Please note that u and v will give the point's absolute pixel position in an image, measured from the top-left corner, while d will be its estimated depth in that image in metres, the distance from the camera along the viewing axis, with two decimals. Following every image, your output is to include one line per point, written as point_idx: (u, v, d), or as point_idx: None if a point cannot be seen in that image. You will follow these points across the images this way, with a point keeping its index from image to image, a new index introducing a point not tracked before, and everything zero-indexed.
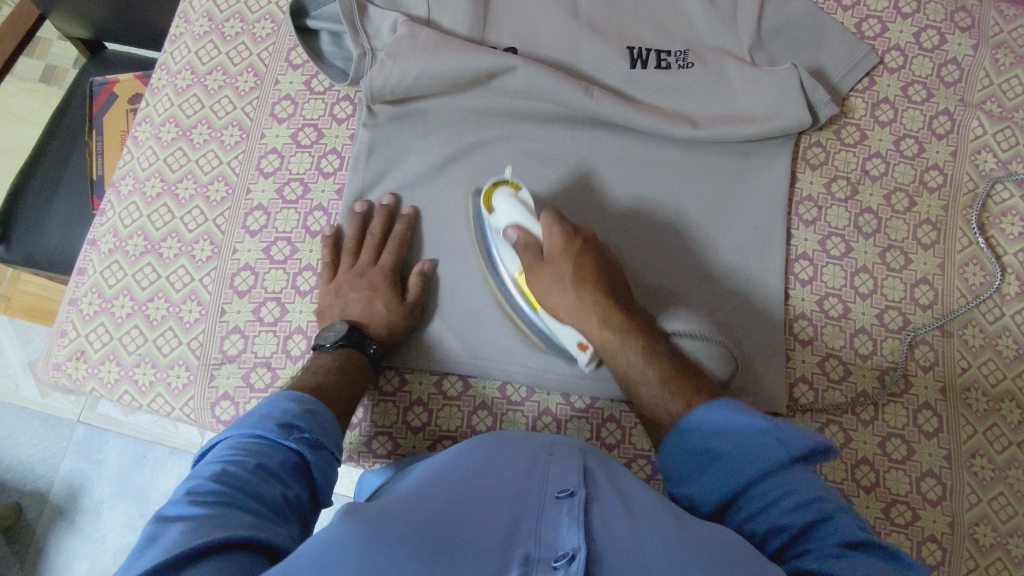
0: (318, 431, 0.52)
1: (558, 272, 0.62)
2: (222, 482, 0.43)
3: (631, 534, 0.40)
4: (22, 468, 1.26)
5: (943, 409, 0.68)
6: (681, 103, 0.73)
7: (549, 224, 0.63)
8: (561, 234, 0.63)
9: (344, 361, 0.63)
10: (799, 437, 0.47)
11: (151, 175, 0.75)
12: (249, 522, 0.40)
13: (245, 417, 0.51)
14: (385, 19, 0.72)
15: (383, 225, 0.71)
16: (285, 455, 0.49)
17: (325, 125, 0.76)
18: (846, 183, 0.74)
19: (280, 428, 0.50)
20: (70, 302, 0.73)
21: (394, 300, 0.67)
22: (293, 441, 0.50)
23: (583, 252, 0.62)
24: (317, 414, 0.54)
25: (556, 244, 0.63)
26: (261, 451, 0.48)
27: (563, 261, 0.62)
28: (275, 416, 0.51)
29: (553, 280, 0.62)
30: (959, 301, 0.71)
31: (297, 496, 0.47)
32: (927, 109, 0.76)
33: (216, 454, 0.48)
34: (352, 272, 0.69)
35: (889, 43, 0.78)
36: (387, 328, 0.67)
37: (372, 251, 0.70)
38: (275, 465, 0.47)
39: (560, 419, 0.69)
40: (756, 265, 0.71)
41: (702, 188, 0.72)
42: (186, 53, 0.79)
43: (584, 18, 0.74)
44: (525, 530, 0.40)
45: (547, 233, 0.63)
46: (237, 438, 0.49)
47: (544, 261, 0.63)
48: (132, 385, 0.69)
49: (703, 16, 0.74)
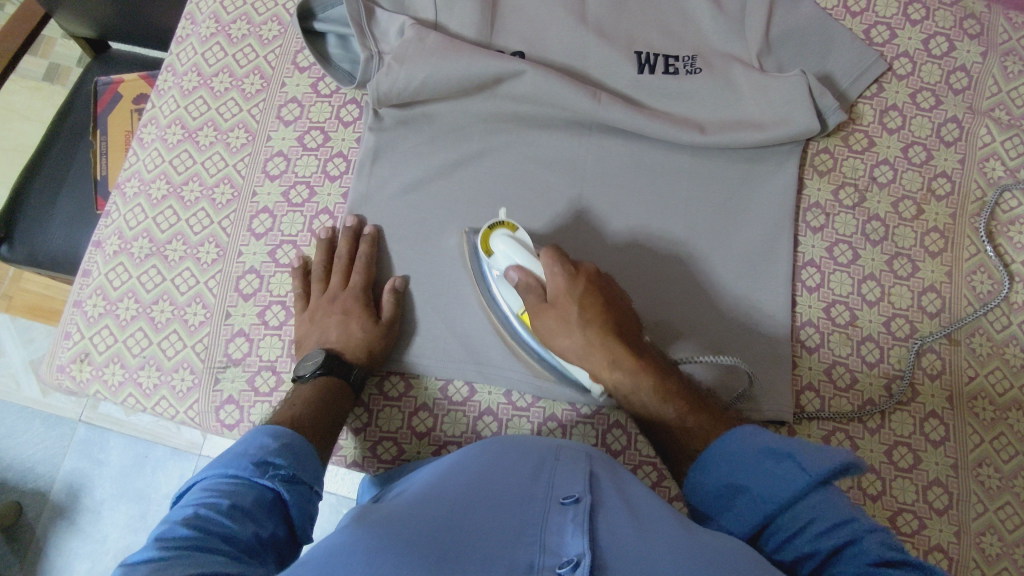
0: (294, 466, 0.51)
1: (563, 313, 0.60)
2: (191, 526, 0.42)
3: (641, 541, 0.40)
4: (23, 467, 1.26)
5: (949, 418, 0.68)
6: (689, 109, 0.72)
7: (550, 266, 0.60)
8: (564, 276, 0.60)
9: (321, 391, 0.62)
10: (821, 455, 0.47)
11: (157, 176, 0.75)
12: (220, 563, 0.39)
13: (220, 456, 0.50)
14: (392, 23, 0.72)
15: (350, 246, 0.70)
16: (260, 493, 0.48)
17: (331, 128, 0.76)
18: (854, 190, 0.74)
19: (255, 466, 0.49)
20: (75, 303, 0.73)
21: (368, 319, 0.66)
22: (268, 479, 0.49)
23: (588, 292, 0.59)
24: (294, 447, 0.53)
25: (559, 286, 0.60)
26: (234, 490, 0.47)
27: (570, 304, 0.59)
28: (251, 453, 0.51)
29: (561, 324, 0.60)
30: (967, 309, 0.71)
31: (271, 535, 0.46)
32: (935, 116, 0.76)
33: (191, 496, 0.46)
34: (324, 298, 0.69)
35: (898, 49, 0.78)
36: (364, 349, 0.66)
37: (341, 273, 0.69)
38: (248, 505, 0.46)
39: (566, 425, 0.69)
40: (764, 272, 0.71)
41: (709, 195, 0.72)
42: (192, 54, 0.79)
43: (592, 23, 0.74)
44: (530, 536, 0.40)
45: (551, 275, 0.60)
46: (211, 480, 0.48)
47: (548, 304, 0.60)
48: (136, 388, 0.69)
49: (711, 21, 0.74)
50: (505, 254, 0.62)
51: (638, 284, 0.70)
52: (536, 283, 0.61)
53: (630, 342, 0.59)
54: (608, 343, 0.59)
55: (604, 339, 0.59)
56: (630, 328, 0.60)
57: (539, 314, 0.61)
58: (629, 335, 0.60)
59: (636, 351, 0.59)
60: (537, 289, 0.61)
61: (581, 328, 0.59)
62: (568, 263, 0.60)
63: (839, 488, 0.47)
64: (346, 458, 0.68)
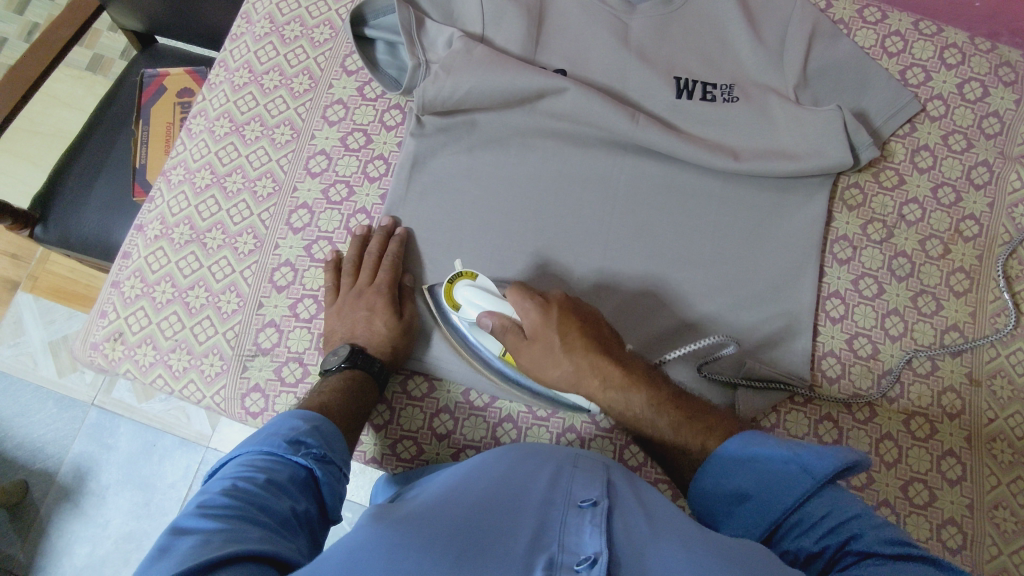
0: (325, 446, 0.53)
1: (548, 347, 0.59)
2: (232, 495, 0.43)
3: (656, 542, 0.41)
4: (33, 446, 1.26)
5: (967, 457, 0.68)
6: (725, 136, 0.74)
7: (521, 303, 0.60)
8: (537, 309, 0.60)
9: (348, 383, 0.63)
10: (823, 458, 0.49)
11: (201, 166, 0.77)
12: (258, 534, 0.40)
13: (254, 434, 0.52)
14: (441, 34, 0.74)
15: (380, 244, 0.71)
16: (295, 470, 0.50)
17: (373, 131, 0.78)
18: (882, 226, 0.75)
19: (288, 444, 0.51)
20: (113, 283, 0.75)
21: (393, 316, 0.68)
22: (302, 457, 0.50)
23: (566, 320, 0.59)
24: (324, 431, 0.54)
25: (534, 319, 0.60)
26: (270, 466, 0.48)
27: (551, 335, 0.59)
28: (284, 432, 0.52)
29: (547, 354, 0.60)
30: (990, 351, 0.71)
31: (305, 510, 0.48)
32: (966, 159, 0.77)
33: (228, 470, 0.48)
34: (352, 293, 0.69)
35: (932, 92, 0.79)
36: (388, 345, 0.67)
37: (370, 271, 0.70)
38: (284, 480, 0.48)
39: (584, 437, 0.69)
40: (789, 298, 0.72)
41: (738, 221, 0.73)
42: (245, 52, 0.82)
43: (634, 45, 0.76)
44: (548, 536, 0.41)
45: (523, 310, 0.60)
46: (248, 456, 0.49)
47: (529, 340, 0.60)
48: (166, 370, 0.71)
49: (750, 52, 0.76)
50: (470, 300, 0.64)
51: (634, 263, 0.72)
52: (512, 324, 0.61)
53: (612, 353, 0.59)
54: (595, 363, 0.59)
55: (589, 356, 0.59)
56: (608, 338, 0.61)
57: (523, 352, 0.61)
58: (617, 354, 0.60)
59: (623, 364, 0.59)
60: (515, 329, 0.61)
61: (567, 354, 0.59)
62: (536, 296, 0.60)
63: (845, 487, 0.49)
64: (367, 454, 0.69)
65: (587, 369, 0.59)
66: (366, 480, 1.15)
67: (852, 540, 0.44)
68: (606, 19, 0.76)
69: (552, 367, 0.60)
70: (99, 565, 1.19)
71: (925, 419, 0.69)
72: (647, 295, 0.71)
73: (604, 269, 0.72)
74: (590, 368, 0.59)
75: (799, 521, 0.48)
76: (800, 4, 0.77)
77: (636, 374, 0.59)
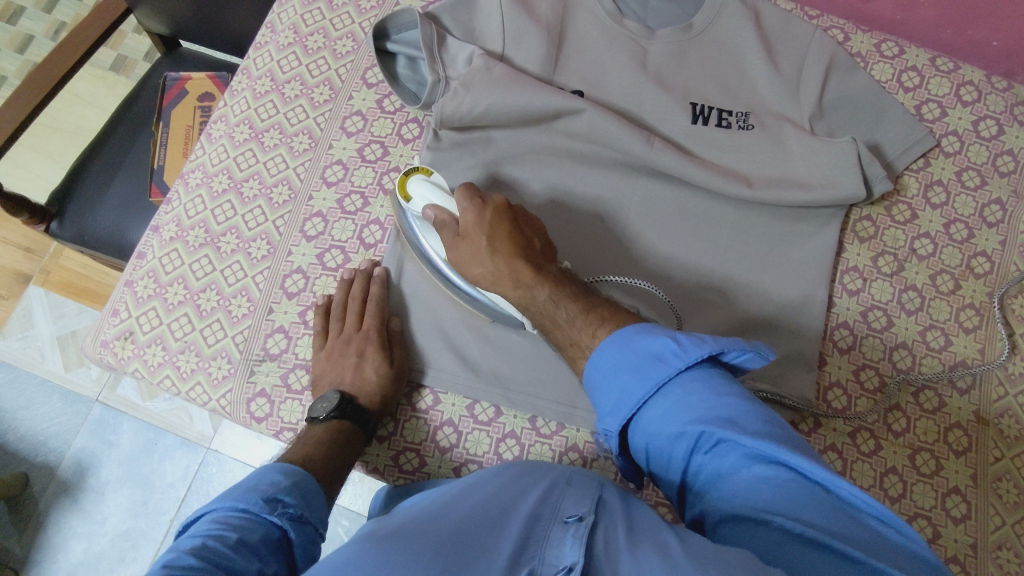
0: (302, 505, 0.53)
1: (475, 244, 0.62)
2: (201, 560, 0.43)
3: (633, 553, 0.41)
4: (35, 440, 1.27)
5: (972, 496, 0.67)
6: (738, 162, 0.74)
7: (460, 202, 0.64)
8: (471, 210, 0.63)
9: (335, 434, 0.63)
10: (694, 346, 0.49)
11: (219, 171, 0.78)
12: None
13: (231, 489, 0.51)
14: (462, 51, 0.75)
15: (363, 288, 0.71)
16: (268, 529, 0.49)
17: (390, 144, 0.79)
18: (893, 258, 0.75)
19: (264, 502, 0.50)
20: (126, 283, 0.75)
21: (382, 361, 0.67)
22: (277, 516, 0.50)
23: (495, 224, 0.62)
24: (302, 488, 0.54)
25: (467, 219, 0.63)
26: (242, 526, 0.48)
27: (478, 234, 0.62)
28: (261, 488, 0.52)
29: (473, 254, 0.63)
30: (998, 390, 0.71)
31: (275, 572, 0.47)
32: (979, 196, 0.77)
33: (200, 526, 0.48)
34: (340, 339, 0.69)
35: (947, 128, 0.80)
36: (378, 392, 0.66)
37: (356, 316, 0.70)
38: (255, 541, 0.47)
39: (586, 457, 0.69)
40: (796, 328, 0.72)
41: (747, 247, 0.74)
42: (268, 60, 0.83)
43: (651, 70, 0.77)
44: (529, 554, 0.41)
45: (461, 211, 0.63)
46: (222, 513, 0.49)
47: (461, 236, 0.63)
48: (174, 371, 0.71)
49: (767, 81, 0.77)
50: (422, 195, 0.67)
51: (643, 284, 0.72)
52: (450, 219, 0.65)
53: (538, 260, 0.61)
54: (513, 265, 0.60)
55: (508, 260, 0.61)
56: (535, 251, 0.62)
57: (454, 248, 0.64)
58: (538, 262, 0.61)
59: (539, 268, 0.61)
60: (451, 224, 0.65)
61: (490, 254, 0.61)
62: (476, 198, 0.63)
63: (717, 369, 0.50)
64: (368, 464, 0.69)
65: (504, 272, 0.61)
66: (364, 490, 1.16)
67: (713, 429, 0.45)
68: (625, 42, 0.77)
69: (473, 264, 0.63)
70: (94, 562, 1.19)
71: (930, 455, 0.68)
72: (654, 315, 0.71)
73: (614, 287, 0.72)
74: (507, 270, 0.61)
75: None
76: (818, 36, 0.77)
77: (547, 275, 0.60)
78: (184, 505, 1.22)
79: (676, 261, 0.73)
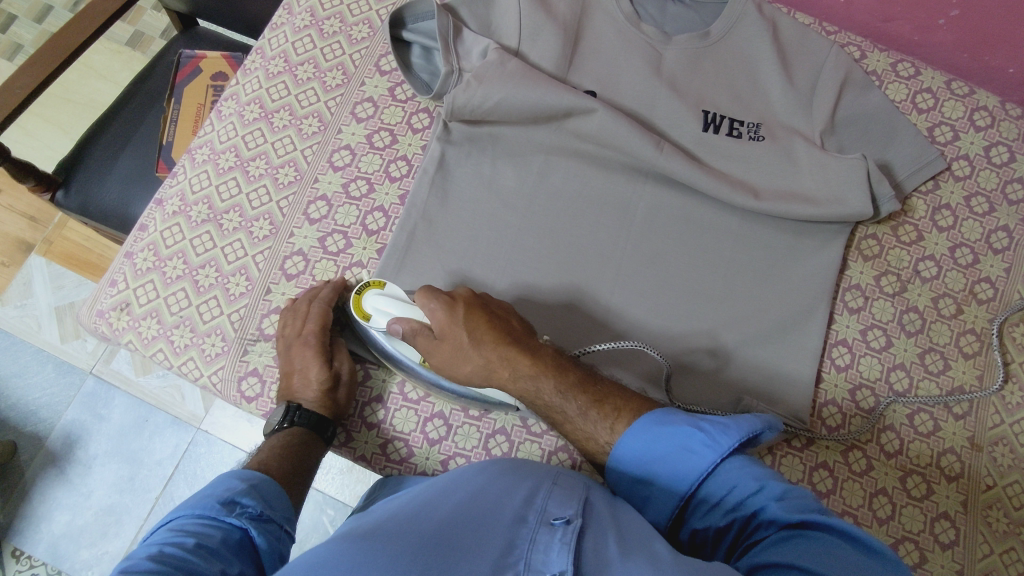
0: (262, 505, 0.53)
1: (459, 346, 0.59)
2: (157, 562, 0.43)
3: (626, 561, 0.41)
4: (26, 409, 1.26)
5: (962, 522, 0.66)
6: (747, 173, 0.74)
7: (426, 304, 0.59)
8: (442, 309, 0.58)
9: (287, 443, 0.63)
10: (724, 431, 0.52)
11: (227, 148, 0.78)
12: None
13: (189, 498, 0.51)
14: (477, 44, 0.75)
15: (311, 292, 0.69)
16: (227, 531, 0.49)
17: (400, 132, 0.79)
18: (896, 279, 0.75)
19: (221, 506, 0.50)
20: (126, 254, 0.75)
21: (323, 366, 0.65)
22: (236, 517, 0.50)
23: (470, 315, 0.59)
24: (261, 490, 0.55)
25: (441, 320, 0.59)
26: (202, 530, 0.47)
27: (459, 332, 0.58)
28: (219, 493, 0.52)
29: (457, 353, 0.59)
30: (994, 417, 0.70)
31: (239, 572, 0.46)
32: (987, 223, 0.77)
33: (158, 536, 0.47)
34: (286, 344, 0.68)
35: (959, 152, 0.79)
36: (326, 398, 0.66)
37: (298, 321, 0.67)
38: (215, 543, 0.47)
39: (576, 458, 0.68)
40: (792, 341, 0.71)
41: (751, 259, 0.73)
42: (283, 41, 0.83)
43: (666, 75, 0.76)
44: (516, 553, 0.41)
45: (429, 312, 0.59)
46: (181, 521, 0.48)
47: (438, 340, 0.59)
48: (167, 345, 0.71)
49: (781, 94, 0.76)
50: (381, 310, 0.64)
51: (641, 286, 0.72)
52: (422, 326, 0.60)
53: (527, 345, 0.59)
54: (505, 356, 0.58)
55: (499, 349, 0.58)
56: (514, 328, 0.60)
57: (435, 353, 0.60)
58: (525, 342, 0.59)
59: (533, 353, 0.58)
60: (424, 331, 0.60)
61: (475, 349, 0.58)
62: (441, 294, 0.59)
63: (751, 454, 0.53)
64: (356, 450, 0.69)
65: (498, 362, 0.58)
66: (351, 480, 1.17)
67: (757, 513, 0.48)
68: (641, 47, 0.76)
69: (462, 364, 0.59)
70: (75, 535, 1.19)
71: (922, 478, 0.68)
72: (650, 318, 0.71)
73: (613, 287, 0.72)
74: (502, 360, 0.58)
75: (708, 498, 0.51)
76: (834, 52, 0.77)
77: (544, 362, 0.58)
78: (169, 483, 1.21)
79: (678, 270, 0.73)
